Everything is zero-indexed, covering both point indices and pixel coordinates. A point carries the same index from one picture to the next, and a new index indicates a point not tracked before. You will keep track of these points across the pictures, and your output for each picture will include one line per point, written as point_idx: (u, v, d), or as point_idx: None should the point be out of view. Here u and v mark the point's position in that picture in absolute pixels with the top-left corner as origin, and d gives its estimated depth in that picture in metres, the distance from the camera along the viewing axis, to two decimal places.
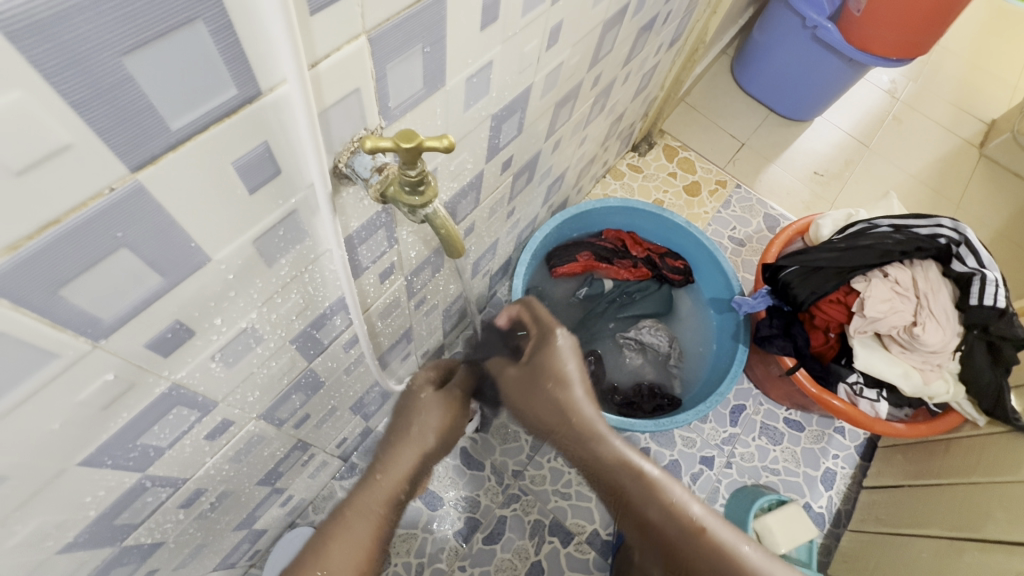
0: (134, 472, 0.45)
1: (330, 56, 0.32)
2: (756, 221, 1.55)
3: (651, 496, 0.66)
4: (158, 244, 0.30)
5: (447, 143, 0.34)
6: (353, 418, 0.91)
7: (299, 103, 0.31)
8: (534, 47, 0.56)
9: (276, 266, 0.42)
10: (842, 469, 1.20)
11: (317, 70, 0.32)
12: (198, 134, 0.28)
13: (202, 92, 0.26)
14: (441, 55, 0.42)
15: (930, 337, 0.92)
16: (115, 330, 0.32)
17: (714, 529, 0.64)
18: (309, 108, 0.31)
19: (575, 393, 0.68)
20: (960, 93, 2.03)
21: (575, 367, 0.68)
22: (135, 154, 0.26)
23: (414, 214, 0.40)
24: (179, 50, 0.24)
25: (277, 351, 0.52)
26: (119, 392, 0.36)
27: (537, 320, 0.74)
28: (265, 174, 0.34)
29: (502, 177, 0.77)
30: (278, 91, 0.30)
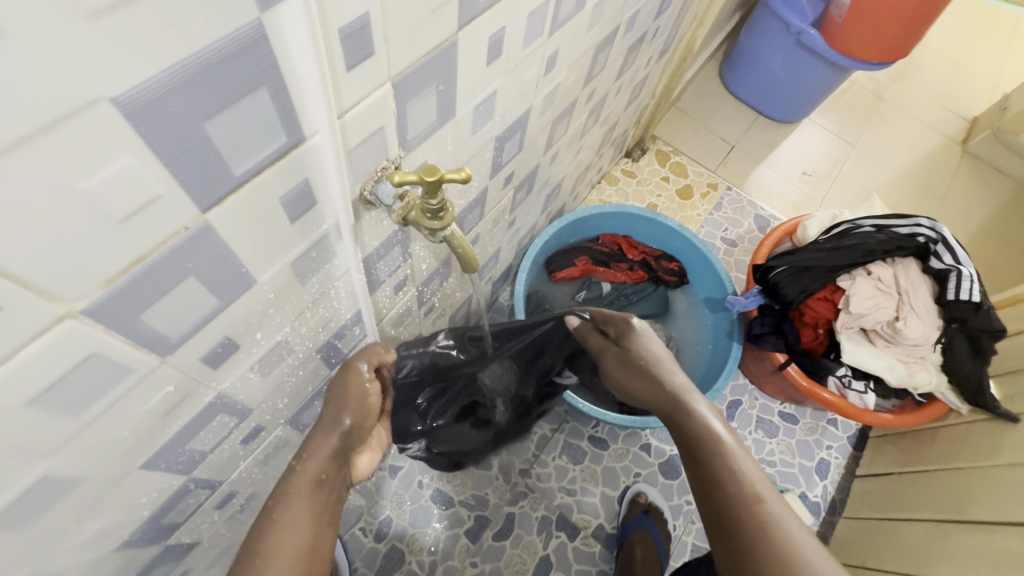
0: (181, 475, 0.49)
1: (365, 99, 0.37)
2: (747, 222, 1.60)
3: (721, 462, 0.58)
4: (217, 271, 0.35)
5: (464, 175, 0.39)
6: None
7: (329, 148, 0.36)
8: (533, 74, 0.61)
9: (308, 284, 0.47)
10: (835, 460, 1.26)
11: (344, 119, 0.36)
12: (254, 177, 0.32)
13: (261, 143, 0.31)
14: (452, 92, 0.47)
15: (911, 331, 0.97)
16: (178, 347, 0.37)
17: (774, 506, 0.54)
18: (337, 149, 0.37)
19: (655, 350, 0.73)
20: (942, 92, 2.10)
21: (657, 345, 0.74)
22: (206, 198, 0.30)
23: (433, 236, 0.44)
24: (246, 111, 0.29)
25: (305, 361, 0.57)
26: (176, 401, 0.41)
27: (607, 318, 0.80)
28: (304, 205, 0.39)
29: (504, 190, 0.81)
30: (322, 133, 0.35)
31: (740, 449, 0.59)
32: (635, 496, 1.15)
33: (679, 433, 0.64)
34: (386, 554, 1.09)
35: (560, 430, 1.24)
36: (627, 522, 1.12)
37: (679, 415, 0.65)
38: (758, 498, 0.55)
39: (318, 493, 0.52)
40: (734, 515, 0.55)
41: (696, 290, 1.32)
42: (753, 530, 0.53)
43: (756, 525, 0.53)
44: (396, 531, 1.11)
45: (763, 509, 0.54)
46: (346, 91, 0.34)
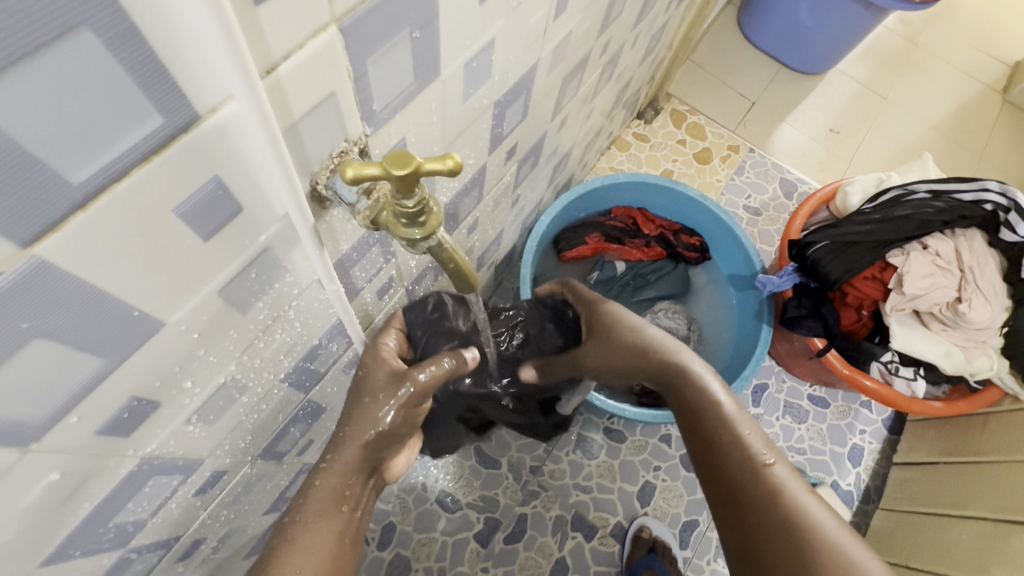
0: (113, 550, 0.39)
1: (292, 56, 0.24)
2: (771, 187, 1.46)
3: (722, 427, 0.53)
4: (86, 325, 0.24)
5: (452, 164, 0.27)
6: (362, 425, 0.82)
7: (256, 125, 0.23)
8: (540, 17, 0.47)
9: (252, 312, 0.35)
10: (869, 445, 1.16)
11: (276, 75, 0.24)
12: (116, 182, 0.20)
13: (110, 127, 0.19)
14: (433, 41, 0.34)
15: (976, 314, 0.86)
16: (50, 429, 0.26)
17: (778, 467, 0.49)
18: (271, 128, 0.24)
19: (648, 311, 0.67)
20: (980, 33, 1.90)
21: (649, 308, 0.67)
22: (27, 224, 0.19)
23: (414, 248, 0.32)
24: (61, 73, 0.17)
25: (267, 394, 0.46)
26: (74, 485, 0.30)
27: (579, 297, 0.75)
28: (226, 215, 0.27)
29: (507, 165, 0.69)
30: (234, 106, 0.22)
31: (741, 411, 0.54)
32: (638, 533, 1.05)
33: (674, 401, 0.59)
34: (391, 561, 1.02)
35: (573, 422, 1.14)
36: (633, 563, 1.02)
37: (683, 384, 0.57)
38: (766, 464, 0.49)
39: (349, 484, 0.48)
40: (734, 477, 0.50)
41: (719, 267, 1.20)
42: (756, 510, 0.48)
43: (764, 488, 0.48)
44: (402, 538, 1.04)
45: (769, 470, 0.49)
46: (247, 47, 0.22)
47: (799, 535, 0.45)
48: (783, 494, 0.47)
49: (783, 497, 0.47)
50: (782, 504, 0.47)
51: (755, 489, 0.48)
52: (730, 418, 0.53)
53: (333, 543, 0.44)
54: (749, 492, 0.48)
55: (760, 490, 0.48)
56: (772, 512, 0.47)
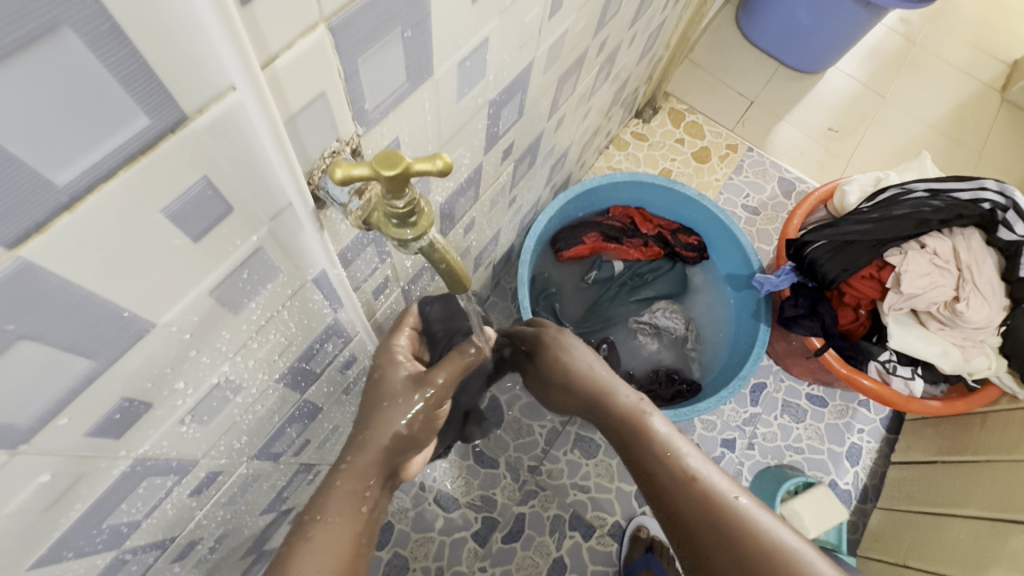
0: (107, 551, 0.39)
1: (287, 50, 0.24)
2: (770, 186, 1.45)
3: (653, 454, 0.55)
4: (73, 326, 0.23)
5: (442, 164, 0.27)
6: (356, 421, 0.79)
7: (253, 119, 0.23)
8: (535, 16, 0.47)
9: (244, 312, 0.35)
10: (867, 444, 1.16)
11: (272, 69, 0.24)
12: (101, 182, 0.20)
13: (92, 126, 0.19)
14: (425, 40, 0.34)
15: (974, 313, 0.86)
16: (38, 430, 0.26)
17: (711, 483, 0.52)
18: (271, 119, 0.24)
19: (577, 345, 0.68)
20: (979, 32, 1.90)
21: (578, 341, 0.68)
22: (10, 225, 0.18)
23: (406, 249, 0.32)
24: (40, 72, 0.16)
25: (262, 395, 0.46)
26: (65, 487, 0.30)
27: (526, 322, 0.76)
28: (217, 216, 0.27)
29: (503, 165, 0.69)
30: (224, 103, 0.22)
31: (668, 430, 0.57)
32: (636, 532, 1.05)
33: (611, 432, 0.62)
34: (389, 561, 1.03)
35: (571, 422, 1.14)
36: (630, 564, 1.03)
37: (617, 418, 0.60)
38: (695, 480, 0.53)
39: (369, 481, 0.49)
40: (672, 500, 0.53)
41: (717, 266, 1.19)
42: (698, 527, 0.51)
43: (699, 507, 0.52)
44: (400, 537, 1.04)
45: (700, 489, 0.52)
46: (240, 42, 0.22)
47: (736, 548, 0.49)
48: (717, 508, 0.51)
49: (718, 513, 0.51)
50: (716, 518, 0.50)
51: (690, 510, 0.52)
52: (658, 442, 0.56)
53: (350, 545, 0.44)
54: (688, 513, 0.52)
55: (695, 508, 0.52)
56: (710, 524, 0.50)
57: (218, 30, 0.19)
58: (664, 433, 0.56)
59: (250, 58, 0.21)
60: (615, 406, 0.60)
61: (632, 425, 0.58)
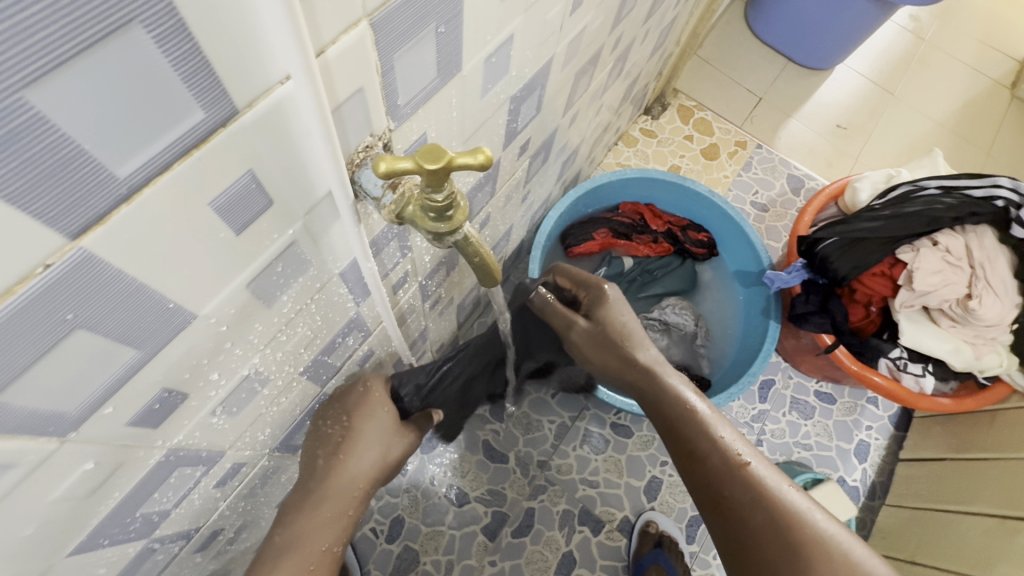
0: (138, 540, 0.40)
1: (336, 43, 0.25)
2: (779, 183, 1.45)
3: (702, 437, 0.56)
4: (122, 316, 0.24)
5: (483, 158, 0.27)
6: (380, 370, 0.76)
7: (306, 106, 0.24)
8: (557, 13, 0.47)
9: (276, 305, 0.35)
10: (875, 441, 1.17)
11: (325, 57, 0.25)
12: (158, 175, 0.21)
13: (154, 121, 0.19)
14: (456, 36, 0.34)
15: (986, 311, 0.86)
16: (86, 419, 0.26)
17: (760, 470, 0.52)
18: (321, 108, 0.24)
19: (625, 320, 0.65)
20: (989, 29, 1.89)
21: (631, 317, 0.66)
22: (75, 216, 0.19)
23: (441, 242, 0.33)
24: (110, 68, 0.17)
25: (287, 387, 0.46)
26: (104, 476, 0.30)
27: (579, 283, 0.72)
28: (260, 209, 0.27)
29: (519, 161, 0.69)
30: (278, 92, 0.23)
31: (715, 415, 0.57)
32: (645, 527, 1.05)
33: (654, 413, 0.61)
34: (399, 555, 1.03)
35: (580, 418, 1.14)
36: (640, 558, 1.02)
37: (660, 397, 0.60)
38: (745, 466, 0.53)
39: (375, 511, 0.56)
40: (719, 483, 0.53)
41: (726, 263, 1.20)
42: (746, 515, 0.51)
43: (747, 489, 0.52)
44: (410, 531, 1.05)
45: (749, 474, 0.52)
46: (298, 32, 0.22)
47: (784, 531, 0.49)
48: (764, 494, 0.51)
49: (765, 499, 0.51)
50: (767, 504, 0.50)
51: (736, 492, 0.52)
52: (707, 426, 0.56)
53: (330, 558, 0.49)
54: (734, 494, 0.52)
55: (744, 493, 0.52)
56: (759, 511, 0.50)
57: (274, 27, 0.20)
58: (710, 417, 0.56)
59: (308, 52, 0.21)
60: (662, 388, 0.60)
61: (677, 410, 0.58)
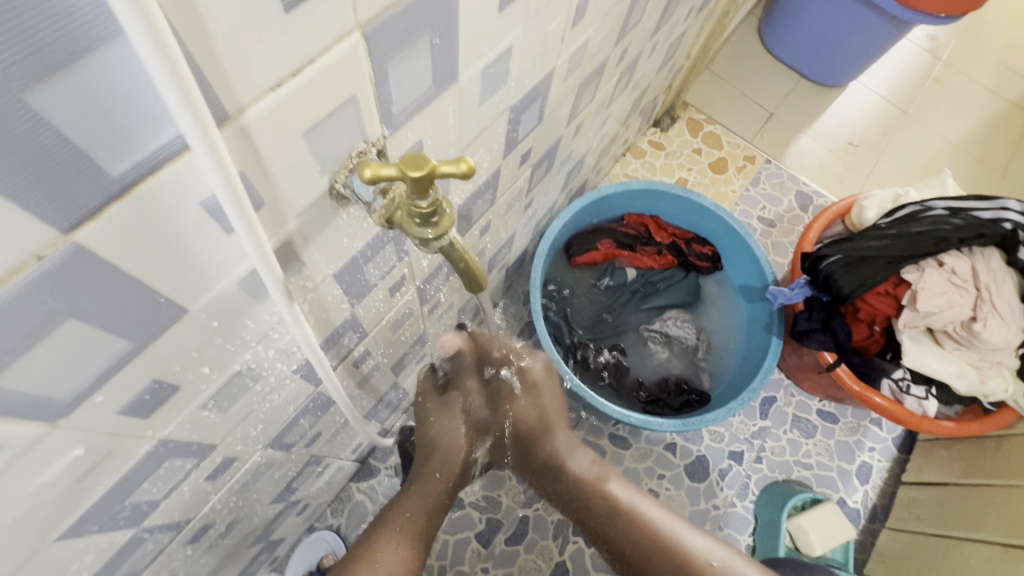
0: (128, 529, 0.40)
1: (258, 102, 0.24)
2: (787, 199, 1.45)
3: (619, 517, 0.63)
4: (113, 308, 0.25)
5: (465, 167, 0.28)
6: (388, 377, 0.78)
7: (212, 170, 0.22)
8: (558, 26, 0.48)
9: (269, 303, 0.36)
10: (878, 463, 1.15)
11: (304, 76, 0.26)
12: (148, 177, 0.22)
13: (148, 122, 0.20)
14: (452, 47, 0.35)
15: (991, 334, 0.85)
16: (76, 406, 0.27)
17: (676, 536, 0.60)
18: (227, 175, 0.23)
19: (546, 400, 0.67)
20: (1007, 50, 1.87)
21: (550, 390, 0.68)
22: (69, 212, 0.20)
23: (427, 247, 0.33)
24: (106, 73, 0.18)
25: (279, 384, 0.47)
26: (94, 463, 0.31)
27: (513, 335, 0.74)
28: (256, 246, 0.28)
29: (520, 170, 0.70)
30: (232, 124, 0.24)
31: (630, 492, 0.64)
32: None
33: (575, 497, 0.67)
34: None
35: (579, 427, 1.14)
36: None
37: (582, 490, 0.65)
38: (663, 534, 0.61)
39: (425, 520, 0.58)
40: (641, 557, 0.61)
41: (730, 277, 1.19)
42: (674, 571, 0.59)
43: (668, 560, 0.60)
44: None
45: (666, 545, 0.60)
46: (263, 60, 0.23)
47: None
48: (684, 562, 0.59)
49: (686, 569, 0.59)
50: (688, 569, 0.59)
51: (660, 567, 0.60)
52: (623, 508, 0.63)
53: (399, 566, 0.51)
54: (658, 562, 0.60)
55: (667, 566, 0.59)
56: None
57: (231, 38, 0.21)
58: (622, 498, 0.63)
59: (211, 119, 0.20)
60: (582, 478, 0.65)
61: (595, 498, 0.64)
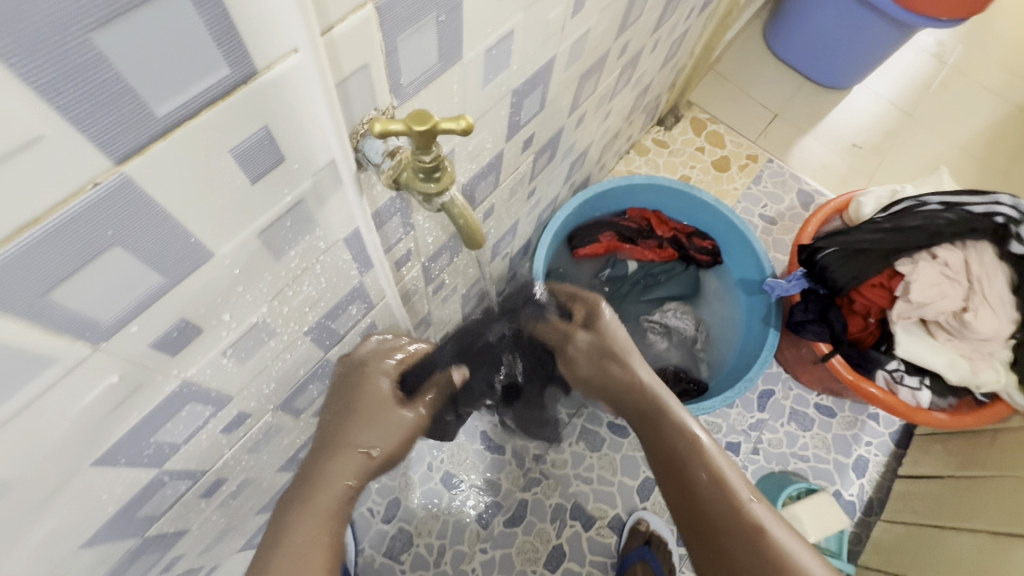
0: (150, 468, 0.44)
1: (343, 22, 0.29)
2: (789, 198, 1.47)
3: (701, 469, 0.54)
4: (153, 241, 0.28)
5: (464, 125, 0.31)
6: None
7: (311, 73, 0.28)
8: (558, 14, 0.51)
9: (285, 258, 0.40)
10: (875, 457, 1.16)
11: (331, 36, 0.29)
12: (188, 119, 0.25)
13: (191, 70, 0.23)
14: (457, 25, 0.38)
15: (981, 324, 0.87)
16: (116, 331, 0.30)
17: (759, 511, 0.51)
18: (321, 80, 0.29)
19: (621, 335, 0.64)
20: (1015, 54, 1.88)
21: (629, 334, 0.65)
22: (120, 144, 0.23)
23: (430, 203, 0.37)
24: (159, 23, 0.21)
25: (292, 344, 0.51)
26: (126, 393, 0.35)
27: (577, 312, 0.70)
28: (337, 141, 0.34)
29: (523, 155, 0.73)
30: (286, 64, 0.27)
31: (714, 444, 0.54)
32: (636, 525, 1.07)
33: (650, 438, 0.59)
34: (394, 536, 1.06)
35: (578, 415, 1.16)
36: (626, 554, 1.05)
37: (658, 418, 0.58)
38: (744, 503, 0.52)
39: (332, 525, 0.47)
40: (714, 519, 0.52)
41: (730, 272, 1.21)
42: (748, 555, 0.50)
43: (745, 527, 0.51)
44: (406, 513, 1.08)
45: (748, 512, 0.51)
46: (294, 21, 0.26)
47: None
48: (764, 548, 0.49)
49: (765, 542, 0.49)
50: (766, 548, 0.49)
51: (735, 530, 0.51)
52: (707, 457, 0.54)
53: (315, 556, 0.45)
54: (731, 533, 0.51)
55: (745, 538, 0.50)
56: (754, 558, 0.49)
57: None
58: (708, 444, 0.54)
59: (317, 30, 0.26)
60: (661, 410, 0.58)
61: (676, 441, 0.56)
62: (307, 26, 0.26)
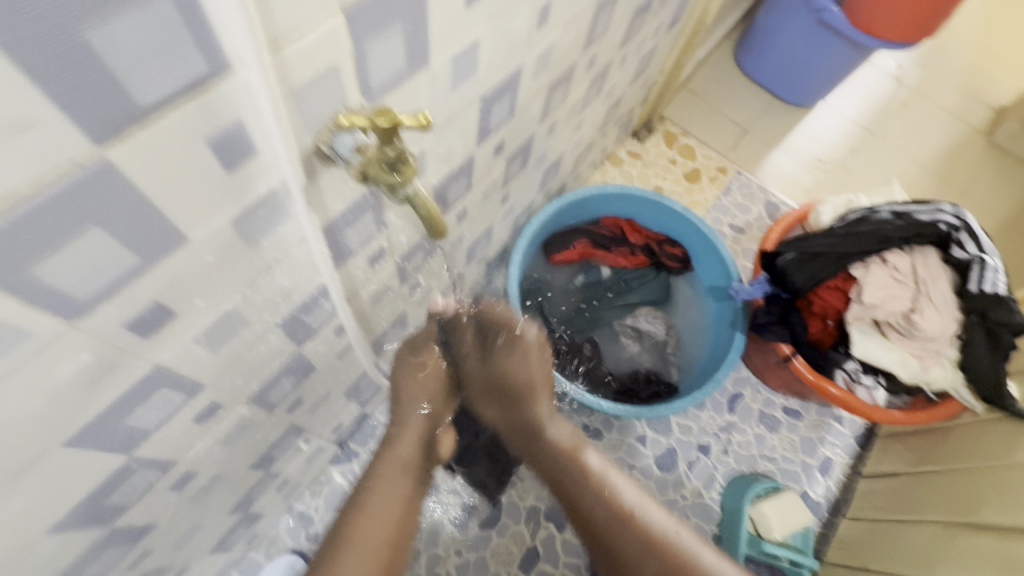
0: (121, 453, 0.45)
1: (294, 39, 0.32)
2: (756, 208, 1.53)
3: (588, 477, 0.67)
4: (130, 222, 0.30)
5: (424, 120, 0.37)
6: (371, 355, 0.84)
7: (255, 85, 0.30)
8: (523, 26, 0.55)
9: (257, 248, 0.42)
10: (839, 458, 1.20)
11: (281, 53, 0.31)
12: (168, 108, 0.27)
13: (170, 64, 0.26)
14: (423, 33, 0.41)
15: (928, 324, 0.93)
16: (93, 308, 0.32)
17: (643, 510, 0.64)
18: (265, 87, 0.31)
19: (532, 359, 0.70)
20: (968, 78, 1.99)
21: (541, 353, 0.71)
22: (103, 130, 0.25)
23: (394, 194, 0.41)
24: (144, 20, 0.24)
25: (265, 335, 0.52)
26: (98, 372, 0.36)
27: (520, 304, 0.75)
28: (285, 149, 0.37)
29: (495, 161, 0.76)
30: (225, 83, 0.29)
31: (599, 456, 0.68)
32: None
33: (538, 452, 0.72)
34: None
35: None
36: None
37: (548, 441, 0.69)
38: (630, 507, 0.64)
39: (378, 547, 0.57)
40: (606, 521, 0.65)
41: (700, 278, 1.25)
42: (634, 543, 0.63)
43: (631, 524, 0.63)
44: None
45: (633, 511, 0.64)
46: (257, 23, 0.29)
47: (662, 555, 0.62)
48: (658, 540, 0.62)
49: (646, 534, 0.63)
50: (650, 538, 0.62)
51: (622, 529, 0.64)
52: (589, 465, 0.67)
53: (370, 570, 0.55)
54: (621, 531, 0.64)
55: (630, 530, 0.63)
56: (639, 546, 0.63)
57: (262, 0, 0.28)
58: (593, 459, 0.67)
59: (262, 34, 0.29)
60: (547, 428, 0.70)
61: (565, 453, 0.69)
62: (251, 34, 0.29)
